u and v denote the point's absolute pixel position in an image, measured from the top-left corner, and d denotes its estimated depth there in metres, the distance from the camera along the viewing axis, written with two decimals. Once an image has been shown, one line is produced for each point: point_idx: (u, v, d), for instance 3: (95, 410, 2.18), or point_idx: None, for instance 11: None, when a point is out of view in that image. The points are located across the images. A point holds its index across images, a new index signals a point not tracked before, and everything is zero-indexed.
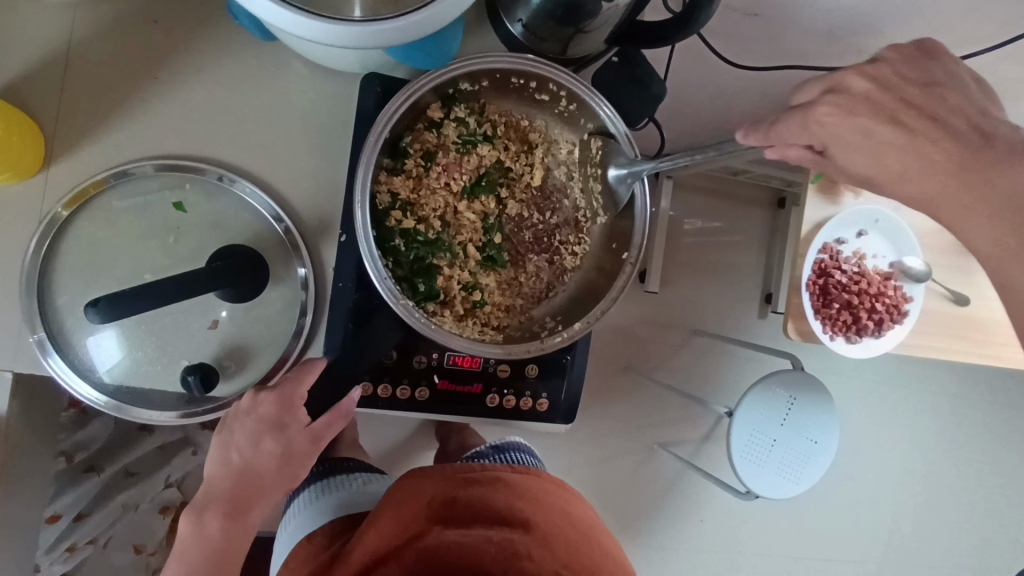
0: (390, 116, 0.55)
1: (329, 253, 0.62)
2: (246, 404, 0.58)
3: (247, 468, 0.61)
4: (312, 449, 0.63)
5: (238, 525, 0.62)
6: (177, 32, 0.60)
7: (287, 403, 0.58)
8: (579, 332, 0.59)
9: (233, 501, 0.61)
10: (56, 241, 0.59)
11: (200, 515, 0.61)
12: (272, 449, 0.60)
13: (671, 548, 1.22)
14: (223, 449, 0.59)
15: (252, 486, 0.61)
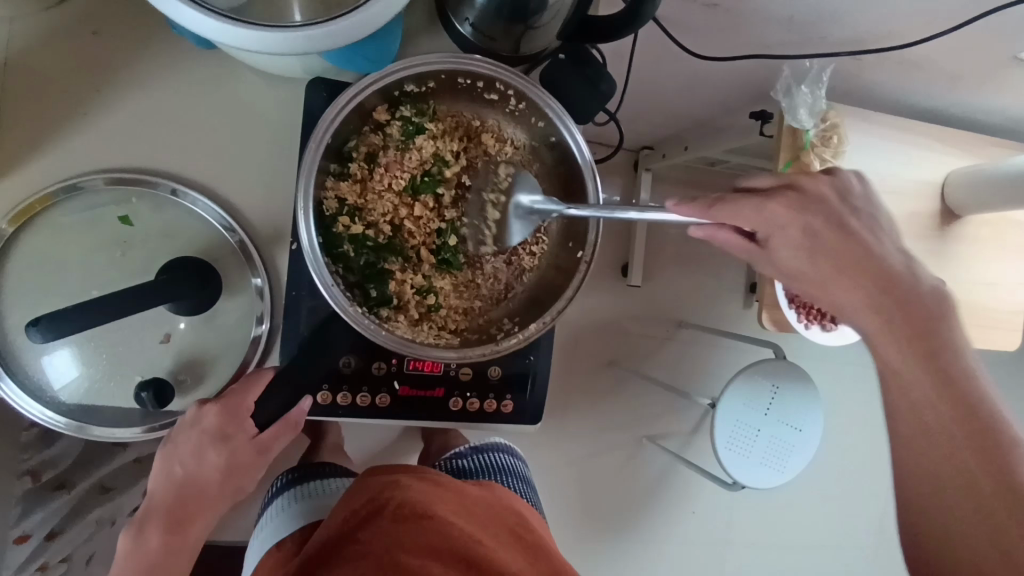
0: (332, 119, 0.54)
1: (284, 261, 0.62)
2: (191, 416, 0.57)
3: (190, 481, 0.58)
4: (261, 460, 0.61)
5: (184, 540, 0.59)
6: (118, 43, 0.59)
7: (232, 413, 0.56)
8: (535, 334, 0.58)
9: (176, 515, 0.58)
10: (4, 260, 0.58)
11: (140, 530, 0.58)
12: (216, 462, 0.58)
13: (662, 540, 1.22)
14: (166, 462, 0.57)
15: (196, 499, 0.59)
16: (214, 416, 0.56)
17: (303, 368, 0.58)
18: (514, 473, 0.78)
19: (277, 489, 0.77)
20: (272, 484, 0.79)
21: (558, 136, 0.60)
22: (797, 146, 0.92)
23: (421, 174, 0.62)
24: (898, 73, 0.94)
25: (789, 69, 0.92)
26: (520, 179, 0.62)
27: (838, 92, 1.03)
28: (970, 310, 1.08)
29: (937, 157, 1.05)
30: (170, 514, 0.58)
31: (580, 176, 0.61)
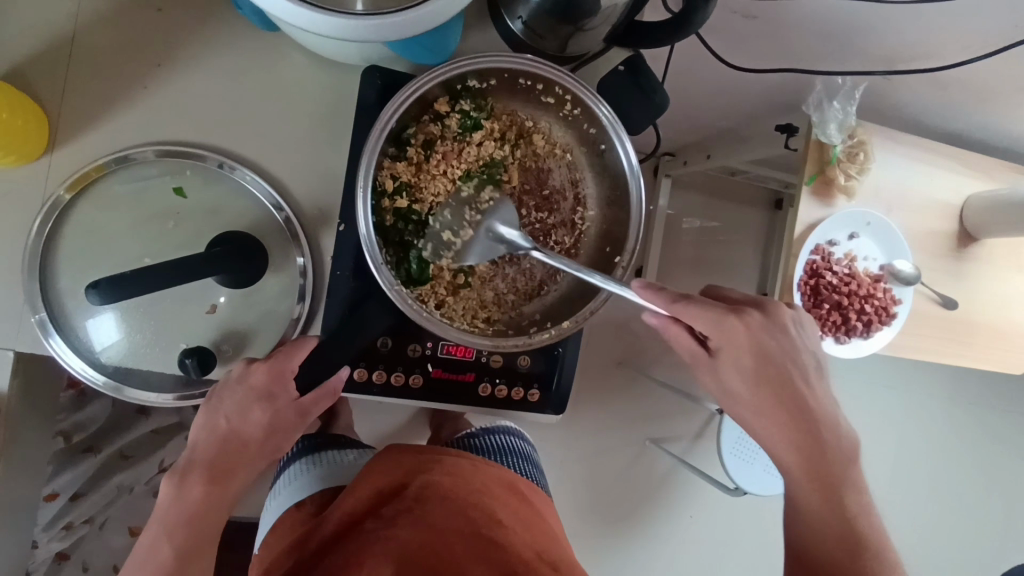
0: (400, 103, 0.56)
1: (328, 242, 0.64)
2: (236, 374, 0.58)
3: (232, 436, 0.59)
4: (299, 425, 0.62)
5: (221, 493, 0.59)
6: (180, 19, 0.61)
7: (279, 377, 0.57)
8: (568, 330, 0.60)
9: (219, 467, 0.58)
10: (59, 222, 0.59)
11: (182, 480, 0.58)
12: (261, 420, 0.59)
13: (662, 542, 1.24)
14: (210, 416, 0.58)
15: (236, 454, 0.59)
16: (262, 375, 0.57)
17: (345, 339, 0.62)
18: (521, 453, 0.80)
19: (292, 456, 0.79)
20: (286, 453, 0.81)
21: (608, 143, 0.63)
22: (823, 160, 0.96)
23: (473, 166, 0.64)
24: (929, 94, 0.95)
25: (822, 84, 0.93)
26: (501, 206, 0.63)
27: (865, 110, 1.05)
28: (981, 330, 1.10)
29: (959, 178, 1.06)
30: (211, 468, 0.58)
31: (624, 181, 0.63)
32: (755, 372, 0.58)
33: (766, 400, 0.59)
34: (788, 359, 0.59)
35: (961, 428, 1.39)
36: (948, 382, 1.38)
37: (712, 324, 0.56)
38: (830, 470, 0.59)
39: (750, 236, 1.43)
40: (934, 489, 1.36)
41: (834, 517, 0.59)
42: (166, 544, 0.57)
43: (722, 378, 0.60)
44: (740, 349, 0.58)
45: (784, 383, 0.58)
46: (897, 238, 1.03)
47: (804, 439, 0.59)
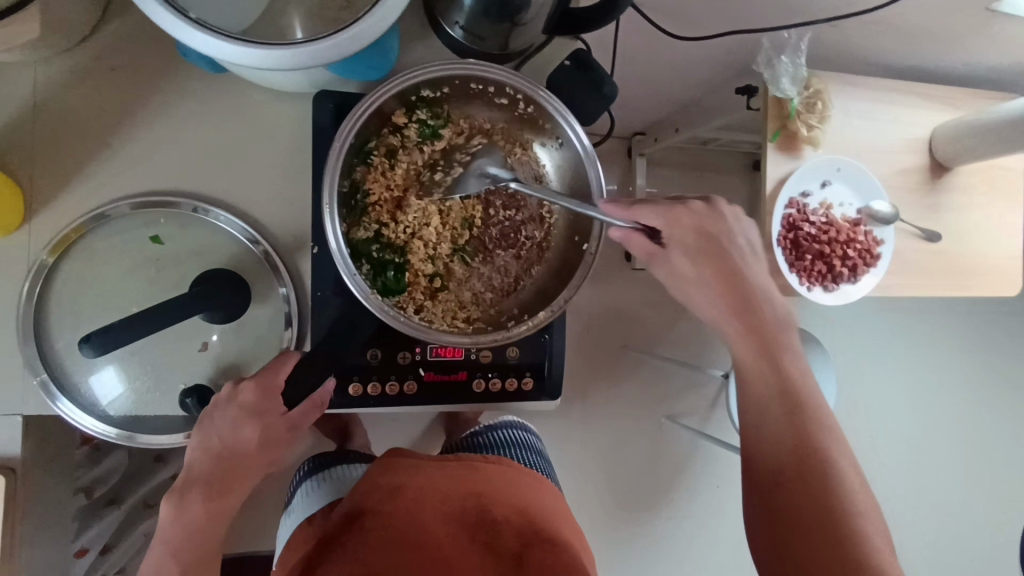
0: (356, 121, 0.58)
1: (307, 267, 0.66)
2: (226, 394, 0.59)
3: (227, 453, 0.60)
4: (292, 436, 0.63)
5: (222, 509, 0.61)
6: (133, 75, 0.63)
7: (266, 393, 0.58)
8: (544, 320, 0.62)
9: (216, 482, 0.60)
10: (47, 287, 0.62)
11: (182, 499, 0.60)
12: (253, 436, 0.60)
13: (688, 514, 1.27)
14: (203, 437, 0.59)
15: (232, 470, 0.61)
16: (251, 394, 0.59)
17: (339, 344, 0.63)
18: (524, 444, 0.82)
19: (303, 475, 0.82)
20: (298, 471, 0.84)
21: (563, 136, 0.64)
22: (783, 115, 0.98)
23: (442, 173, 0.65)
24: (877, 34, 0.97)
25: (768, 42, 0.96)
26: (487, 151, 0.66)
27: (819, 60, 1.07)
28: (967, 260, 1.11)
29: (922, 113, 1.08)
30: (208, 485, 0.60)
31: (584, 169, 0.64)
32: (695, 255, 0.61)
33: (711, 278, 0.61)
34: (718, 239, 0.61)
35: (969, 360, 1.40)
36: (948, 315, 1.39)
37: (664, 218, 0.60)
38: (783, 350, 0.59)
39: (732, 202, 1.45)
40: (952, 424, 1.38)
41: (783, 386, 0.58)
42: (170, 560, 0.59)
43: (665, 271, 0.63)
44: (684, 237, 0.60)
45: (724, 260, 0.60)
46: (869, 181, 1.05)
47: (740, 315, 0.60)
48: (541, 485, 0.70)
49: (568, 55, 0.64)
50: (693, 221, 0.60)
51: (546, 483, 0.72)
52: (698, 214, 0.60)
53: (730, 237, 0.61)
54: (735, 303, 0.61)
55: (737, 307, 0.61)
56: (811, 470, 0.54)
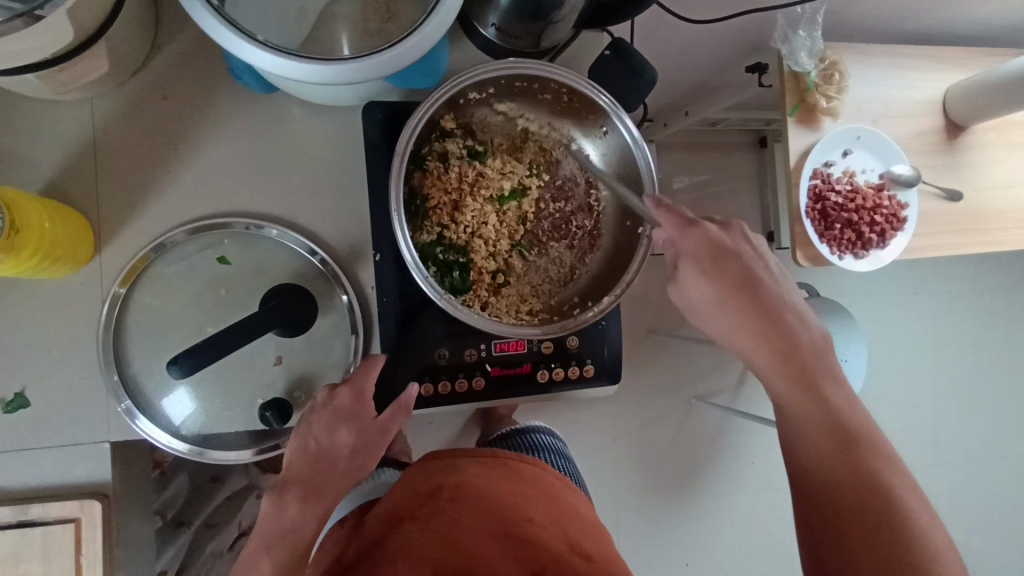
0: (413, 128, 0.59)
1: (366, 274, 0.67)
2: (322, 399, 0.61)
3: (322, 457, 0.59)
4: (382, 441, 0.63)
5: (318, 511, 0.58)
6: (185, 101, 0.64)
7: (361, 395, 0.60)
8: (609, 305, 0.63)
9: (312, 484, 0.59)
10: (121, 316, 0.63)
11: (279, 500, 0.58)
12: (347, 441, 0.60)
13: (729, 488, 1.30)
14: (301, 437, 0.60)
15: (327, 475, 0.60)
16: (347, 397, 0.60)
17: (406, 353, 0.64)
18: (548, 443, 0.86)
19: None
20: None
21: (609, 125, 0.65)
22: (801, 89, 0.99)
23: (495, 171, 0.67)
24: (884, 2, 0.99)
25: (782, 18, 0.98)
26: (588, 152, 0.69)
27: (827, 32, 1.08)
28: (991, 215, 1.12)
29: (932, 76, 1.10)
30: (306, 487, 0.58)
31: (631, 155, 0.65)
32: (713, 275, 0.57)
33: (725, 290, 0.56)
34: (743, 259, 0.57)
35: (993, 314, 1.42)
36: (969, 272, 1.41)
37: (679, 230, 0.57)
38: (807, 355, 0.57)
39: (744, 180, 1.47)
40: (980, 380, 1.40)
41: (819, 410, 0.56)
42: (262, 559, 0.56)
43: (680, 295, 0.60)
44: (693, 254, 0.57)
45: (746, 278, 0.56)
46: (888, 145, 1.07)
47: (774, 320, 0.56)
48: (579, 499, 0.71)
49: (607, 44, 0.64)
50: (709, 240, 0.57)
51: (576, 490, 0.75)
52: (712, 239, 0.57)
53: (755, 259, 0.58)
54: (763, 327, 0.56)
55: (762, 330, 0.56)
56: (873, 495, 0.52)
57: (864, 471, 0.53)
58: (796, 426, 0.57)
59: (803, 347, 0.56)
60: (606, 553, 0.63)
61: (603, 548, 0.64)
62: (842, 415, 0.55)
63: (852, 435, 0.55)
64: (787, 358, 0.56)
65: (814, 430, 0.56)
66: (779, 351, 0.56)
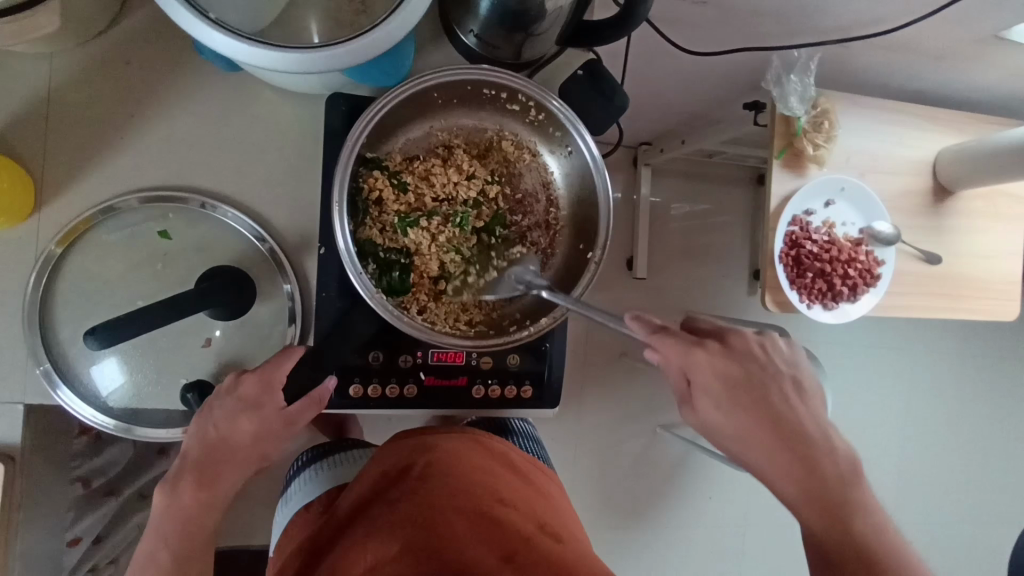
0: (368, 122, 0.58)
1: (311, 265, 0.66)
2: (228, 384, 0.60)
3: (222, 444, 0.59)
4: (287, 433, 0.62)
5: (215, 496, 0.60)
6: (147, 69, 0.63)
7: (266, 384, 0.58)
8: (547, 326, 0.62)
9: (208, 471, 0.59)
10: (53, 277, 0.62)
11: (174, 487, 0.59)
12: (248, 429, 0.59)
13: (680, 523, 1.29)
14: (201, 423, 0.59)
15: (225, 463, 0.60)
16: (252, 385, 0.59)
17: (339, 339, 0.63)
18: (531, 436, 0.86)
19: (301, 465, 0.83)
20: (297, 460, 0.85)
21: (573, 144, 0.64)
22: (790, 133, 0.99)
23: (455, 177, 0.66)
24: (885, 56, 0.98)
25: (778, 60, 0.97)
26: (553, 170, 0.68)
27: (828, 79, 1.07)
28: (969, 284, 1.12)
29: (929, 136, 1.09)
30: (200, 473, 0.59)
31: (591, 178, 0.64)
32: (730, 400, 0.55)
33: (743, 418, 0.55)
34: (759, 374, 0.56)
35: (967, 381, 1.41)
36: (948, 337, 1.39)
37: (710, 358, 0.55)
38: (829, 481, 0.55)
39: (735, 215, 1.46)
40: (946, 445, 1.39)
41: (844, 538, 0.53)
42: (162, 549, 0.58)
43: (695, 419, 0.57)
44: (711, 385, 0.55)
45: (765, 407, 0.55)
46: (871, 200, 1.05)
47: (799, 450, 0.55)
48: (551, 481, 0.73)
49: (582, 64, 0.63)
50: (733, 367, 0.55)
51: (554, 479, 0.76)
52: (737, 355, 0.56)
53: (777, 378, 0.56)
54: (787, 459, 0.55)
55: (785, 459, 0.55)
56: None
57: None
58: (820, 550, 0.54)
59: (825, 469, 0.55)
60: (574, 537, 0.63)
61: (569, 528, 0.65)
62: (868, 541, 0.53)
63: (869, 552, 0.53)
64: (811, 492, 0.54)
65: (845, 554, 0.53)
66: (798, 482, 0.54)
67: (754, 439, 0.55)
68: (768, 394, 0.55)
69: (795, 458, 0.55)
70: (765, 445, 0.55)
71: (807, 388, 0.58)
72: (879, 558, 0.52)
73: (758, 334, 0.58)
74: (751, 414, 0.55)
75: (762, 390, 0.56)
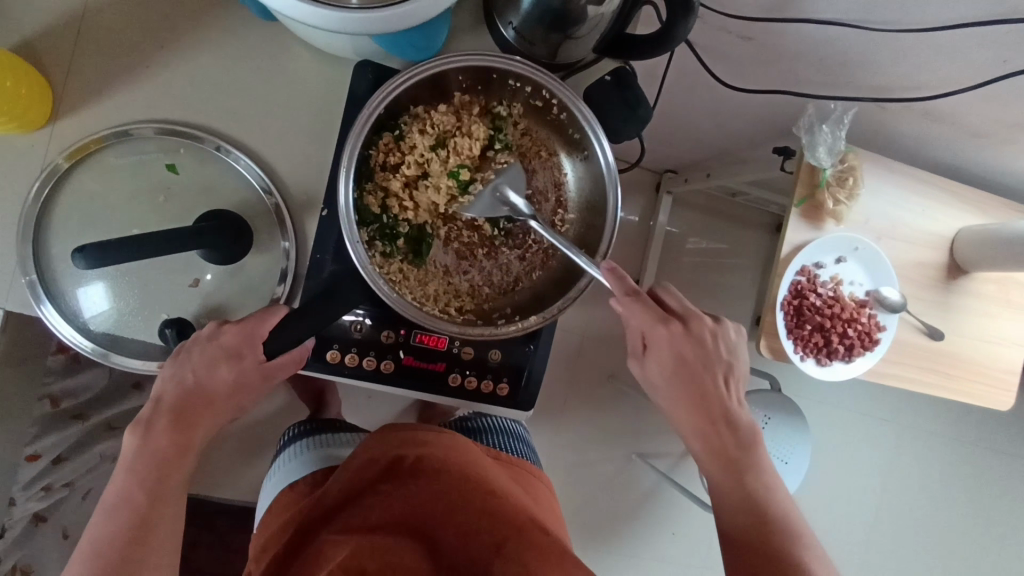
0: (387, 94, 0.57)
1: (311, 226, 0.66)
2: (207, 333, 0.59)
3: (198, 391, 0.58)
4: (264, 386, 0.61)
5: (189, 441, 0.58)
6: (184, 5, 0.63)
7: (247, 336, 0.57)
8: (535, 325, 0.62)
9: (184, 416, 0.58)
10: (55, 190, 0.62)
11: (148, 428, 0.57)
12: (226, 378, 0.58)
13: (640, 555, 1.28)
14: (178, 368, 0.58)
15: (202, 410, 0.58)
16: (233, 335, 0.58)
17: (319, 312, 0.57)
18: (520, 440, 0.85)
19: (290, 438, 0.83)
20: (285, 435, 0.86)
21: (590, 149, 0.64)
22: (814, 184, 0.98)
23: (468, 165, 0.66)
24: (920, 124, 0.98)
25: (814, 108, 0.96)
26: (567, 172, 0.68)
27: (862, 138, 1.07)
28: (969, 367, 1.10)
29: (952, 211, 1.08)
30: (177, 416, 0.58)
31: (602, 185, 0.64)
32: (670, 371, 0.63)
33: (677, 387, 0.63)
34: (706, 356, 0.63)
35: (951, 465, 1.38)
36: (939, 417, 1.38)
37: (670, 334, 0.62)
38: (738, 449, 0.63)
39: (748, 258, 1.45)
40: (920, 525, 1.37)
41: (738, 493, 0.62)
42: (136, 489, 0.56)
43: (639, 372, 0.65)
44: (665, 354, 0.62)
45: (698, 383, 0.62)
46: (883, 264, 1.04)
47: (715, 419, 0.63)
48: (534, 482, 0.74)
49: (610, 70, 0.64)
50: (682, 345, 0.62)
51: (536, 477, 0.76)
52: (690, 338, 0.62)
53: (717, 361, 0.63)
54: (704, 422, 0.63)
55: (703, 421, 0.63)
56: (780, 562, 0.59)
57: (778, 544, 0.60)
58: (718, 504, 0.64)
59: (732, 436, 0.63)
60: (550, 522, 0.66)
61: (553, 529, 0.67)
62: (759, 503, 0.62)
63: (767, 513, 0.61)
64: (721, 453, 0.63)
65: (733, 508, 0.62)
66: (710, 440, 0.64)
67: (683, 401, 0.64)
68: (701, 374, 0.63)
69: (710, 422, 0.63)
70: (688, 410, 0.63)
71: (738, 375, 0.65)
72: (768, 520, 0.61)
73: (715, 320, 0.64)
74: (684, 386, 0.63)
75: (699, 371, 0.63)
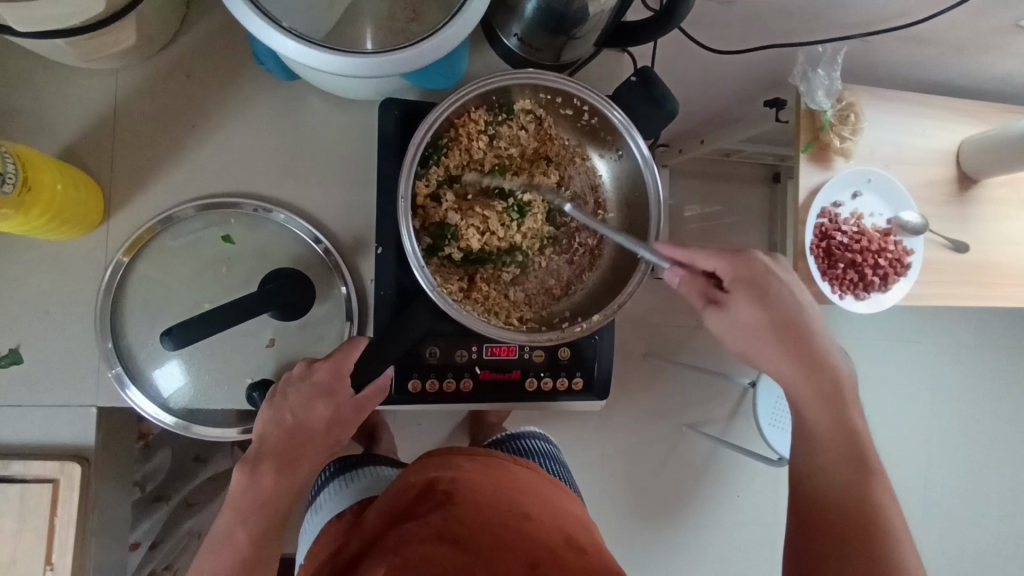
0: (432, 122, 0.60)
1: (366, 267, 0.68)
2: (299, 373, 0.61)
3: (298, 429, 0.61)
4: (357, 420, 0.64)
5: (290, 482, 0.61)
6: (206, 82, 0.65)
7: (337, 371, 0.59)
8: (598, 324, 0.63)
9: (288, 455, 0.61)
10: (122, 283, 0.64)
11: (254, 469, 0.60)
12: (323, 415, 0.61)
13: (714, 518, 1.29)
14: (276, 412, 0.60)
15: (301, 449, 0.61)
16: (324, 373, 0.60)
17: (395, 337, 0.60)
18: (552, 456, 0.86)
19: (327, 476, 0.83)
20: (320, 474, 0.86)
21: (624, 147, 0.66)
22: (816, 127, 1.00)
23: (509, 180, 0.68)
24: (903, 49, 1.01)
25: (803, 55, 0.99)
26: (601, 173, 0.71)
27: (848, 74, 1.09)
28: (998, 270, 1.12)
29: (950, 126, 1.10)
30: (281, 458, 0.60)
31: (640, 176, 0.66)
32: (763, 311, 0.57)
33: (770, 328, 0.56)
34: (782, 290, 0.57)
35: (990, 369, 1.41)
36: (970, 326, 1.40)
37: (729, 262, 0.57)
38: (836, 394, 0.56)
39: (753, 213, 1.47)
40: (974, 434, 1.39)
41: (838, 435, 0.55)
42: (240, 526, 0.59)
43: (721, 321, 0.58)
44: (747, 284, 0.57)
45: (787, 319, 0.56)
46: (898, 191, 1.07)
47: (809, 366, 0.56)
48: (575, 502, 0.70)
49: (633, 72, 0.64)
50: (765, 278, 0.57)
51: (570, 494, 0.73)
52: (765, 275, 0.57)
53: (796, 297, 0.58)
54: (805, 363, 0.56)
55: (804, 363, 0.56)
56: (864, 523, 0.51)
57: (868, 495, 0.52)
58: (814, 464, 0.55)
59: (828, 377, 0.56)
60: (596, 547, 0.62)
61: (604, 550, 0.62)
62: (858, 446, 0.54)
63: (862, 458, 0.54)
64: (832, 395, 0.56)
65: (841, 463, 0.54)
66: (812, 386, 0.56)
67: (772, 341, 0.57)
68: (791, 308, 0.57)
69: (804, 360, 0.56)
70: (789, 351, 0.56)
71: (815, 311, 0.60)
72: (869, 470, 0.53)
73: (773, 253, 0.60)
74: (775, 327, 0.56)
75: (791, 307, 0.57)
